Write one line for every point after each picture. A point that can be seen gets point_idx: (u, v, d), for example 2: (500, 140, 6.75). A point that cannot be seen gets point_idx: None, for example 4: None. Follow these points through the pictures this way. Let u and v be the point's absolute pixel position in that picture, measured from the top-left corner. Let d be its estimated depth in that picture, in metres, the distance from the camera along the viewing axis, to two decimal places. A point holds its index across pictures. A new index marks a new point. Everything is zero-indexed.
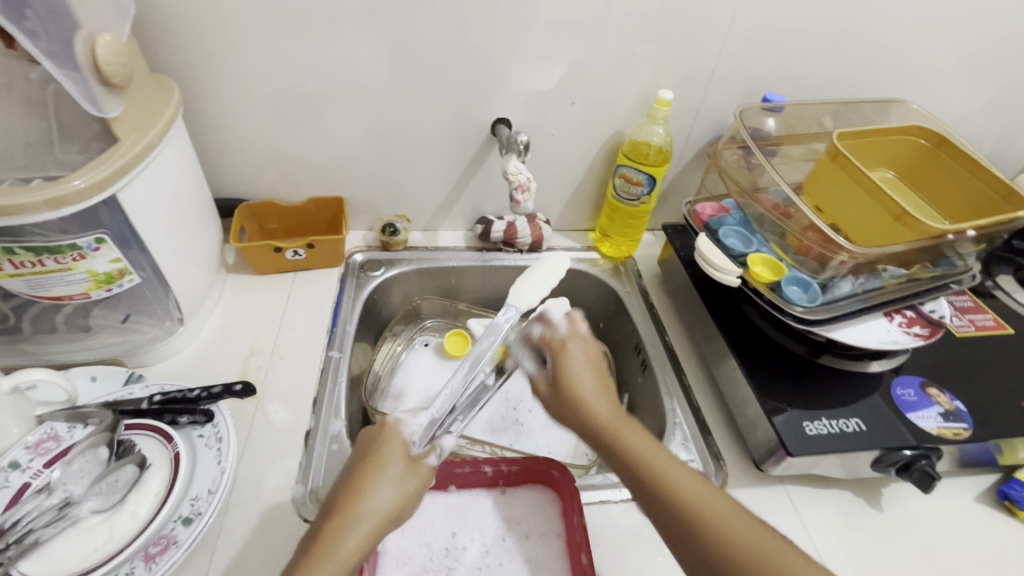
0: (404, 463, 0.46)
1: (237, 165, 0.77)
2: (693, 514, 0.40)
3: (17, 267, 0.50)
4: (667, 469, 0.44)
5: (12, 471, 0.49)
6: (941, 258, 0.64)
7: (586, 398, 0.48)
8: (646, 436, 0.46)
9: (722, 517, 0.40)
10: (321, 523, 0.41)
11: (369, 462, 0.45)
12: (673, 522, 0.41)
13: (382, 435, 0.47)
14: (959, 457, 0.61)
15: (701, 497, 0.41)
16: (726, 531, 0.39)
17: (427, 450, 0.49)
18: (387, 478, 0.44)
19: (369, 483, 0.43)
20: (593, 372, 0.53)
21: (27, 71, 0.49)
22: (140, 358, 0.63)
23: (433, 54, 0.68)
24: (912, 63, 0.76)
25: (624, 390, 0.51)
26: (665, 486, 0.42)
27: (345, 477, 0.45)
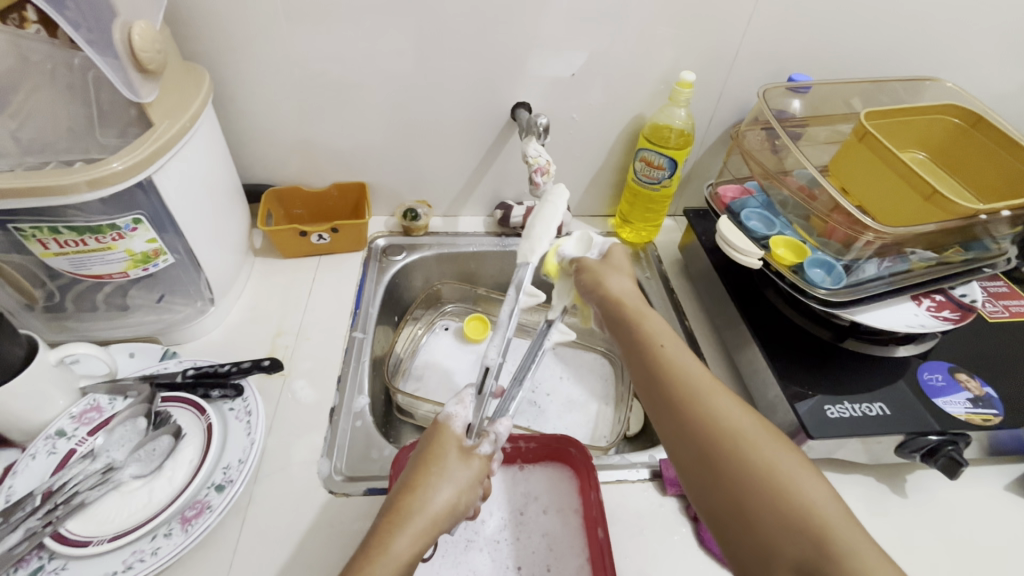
0: (458, 457, 0.46)
1: (264, 151, 0.79)
2: (709, 431, 0.41)
3: (62, 246, 0.53)
4: (674, 409, 0.43)
5: (59, 439, 0.53)
6: (973, 241, 0.62)
7: (626, 298, 0.52)
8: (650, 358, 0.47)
9: (754, 459, 0.39)
10: (381, 522, 0.42)
11: (423, 458, 0.46)
12: (689, 439, 0.42)
13: (437, 436, 0.47)
14: (989, 444, 0.59)
15: (720, 418, 0.41)
16: (763, 479, 0.38)
17: (477, 440, 0.48)
18: (447, 475, 0.45)
19: (437, 479, 0.44)
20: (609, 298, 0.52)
21: (69, 58, 0.51)
22: (174, 335, 0.66)
23: (455, 41, 0.69)
24: (947, 42, 0.74)
25: (645, 312, 0.50)
26: (699, 424, 0.42)
27: (404, 475, 0.46)
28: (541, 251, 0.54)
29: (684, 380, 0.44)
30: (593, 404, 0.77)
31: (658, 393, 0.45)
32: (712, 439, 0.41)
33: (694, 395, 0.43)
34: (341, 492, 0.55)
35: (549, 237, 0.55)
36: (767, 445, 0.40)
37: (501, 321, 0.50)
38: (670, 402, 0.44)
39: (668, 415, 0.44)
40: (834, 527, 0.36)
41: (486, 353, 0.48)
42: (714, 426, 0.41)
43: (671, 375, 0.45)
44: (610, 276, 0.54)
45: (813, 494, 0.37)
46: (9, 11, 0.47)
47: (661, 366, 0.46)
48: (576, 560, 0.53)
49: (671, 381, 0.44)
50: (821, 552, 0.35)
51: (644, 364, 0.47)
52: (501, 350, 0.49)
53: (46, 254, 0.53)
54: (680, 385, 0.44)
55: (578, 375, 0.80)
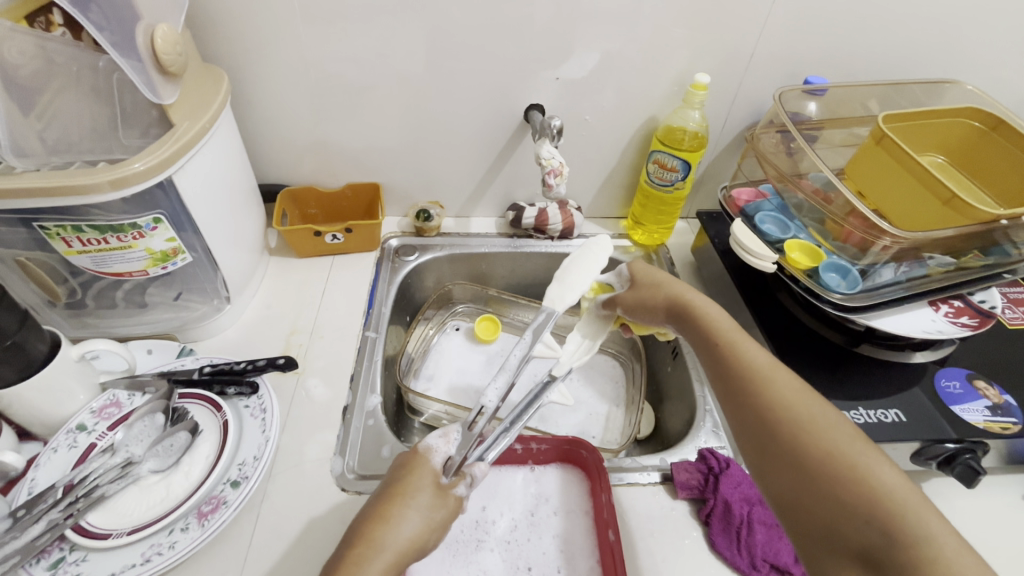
0: (433, 491, 0.44)
1: (280, 151, 0.80)
2: (773, 415, 0.41)
3: (84, 244, 0.54)
4: (741, 395, 0.44)
5: (80, 433, 0.54)
6: (993, 246, 0.61)
7: (692, 296, 0.53)
8: (721, 347, 0.48)
9: (821, 442, 0.39)
10: (346, 551, 0.40)
11: (396, 486, 0.44)
12: (754, 423, 0.42)
13: (414, 465, 0.45)
14: (1008, 452, 0.58)
15: (785, 403, 0.42)
16: (826, 462, 0.37)
17: (454, 479, 0.46)
18: (419, 509, 0.42)
19: (409, 511, 0.42)
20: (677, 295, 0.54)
21: (94, 61, 0.53)
22: (191, 333, 0.67)
23: (467, 44, 0.69)
24: (966, 45, 0.73)
25: (712, 307, 0.52)
26: (765, 409, 0.42)
27: (371, 503, 0.43)
28: (569, 301, 0.54)
29: (755, 368, 0.45)
30: (604, 406, 0.77)
31: (728, 380, 0.46)
32: (781, 423, 0.41)
33: (763, 382, 0.43)
34: (354, 490, 0.56)
35: (581, 288, 0.55)
36: (836, 428, 0.39)
37: (507, 364, 0.51)
38: (737, 388, 0.45)
39: (737, 401, 0.45)
40: (910, 511, 0.34)
41: (485, 394, 0.50)
42: (782, 410, 0.41)
43: (741, 363, 0.46)
44: (669, 285, 0.56)
45: (887, 478, 0.35)
46: (37, 14, 0.48)
47: (730, 357, 0.47)
48: (586, 562, 0.53)
49: (739, 369, 0.45)
50: (890, 537, 0.33)
51: (715, 354, 0.48)
52: (499, 392, 0.50)
53: (69, 252, 0.54)
54: (748, 372, 0.45)
55: (588, 377, 0.80)
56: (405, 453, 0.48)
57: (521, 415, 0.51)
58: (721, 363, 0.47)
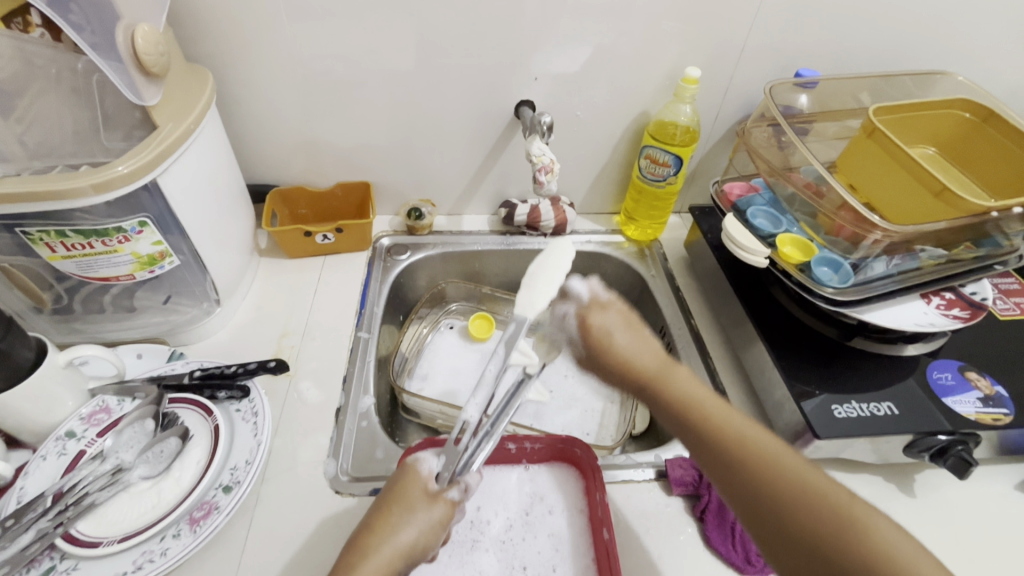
0: (426, 497, 0.45)
1: (268, 151, 0.79)
2: (759, 479, 0.39)
3: (69, 249, 0.53)
4: (721, 461, 0.42)
5: (69, 440, 0.53)
6: (985, 238, 0.60)
7: (640, 360, 0.49)
8: (684, 412, 0.45)
9: (781, 470, 0.39)
10: (347, 553, 0.42)
11: (394, 492, 0.46)
12: (743, 490, 0.40)
13: (406, 473, 0.47)
14: (1000, 443, 0.59)
15: (766, 461, 0.40)
16: (826, 523, 0.36)
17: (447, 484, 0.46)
18: (412, 513, 0.44)
19: (396, 520, 0.44)
20: (621, 363, 0.50)
21: (72, 62, 0.52)
22: (181, 336, 0.67)
23: (456, 40, 0.68)
24: (957, 36, 0.72)
25: (663, 369, 0.48)
26: (749, 473, 0.40)
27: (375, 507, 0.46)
28: (542, 309, 0.46)
29: (723, 427, 0.43)
30: (598, 402, 0.77)
31: (702, 446, 0.43)
32: (769, 486, 0.39)
33: (739, 442, 0.41)
34: (348, 492, 0.55)
35: (551, 292, 0.46)
36: (821, 481, 0.38)
37: (482, 380, 0.45)
38: (713, 454, 0.42)
39: (717, 465, 0.42)
40: (871, 524, 0.36)
41: (465, 410, 0.45)
42: (764, 467, 0.40)
43: (710, 426, 0.43)
44: (618, 330, 0.51)
45: (885, 530, 0.36)
46: (15, 15, 0.48)
47: (697, 417, 0.44)
48: (581, 560, 0.53)
49: (710, 431, 0.43)
50: (864, 555, 0.35)
51: (679, 422, 0.45)
52: (481, 407, 0.45)
53: (53, 257, 0.53)
54: (722, 433, 0.42)
55: (583, 374, 0.80)
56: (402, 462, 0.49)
57: (503, 409, 0.47)
58: (661, 403, 0.47)
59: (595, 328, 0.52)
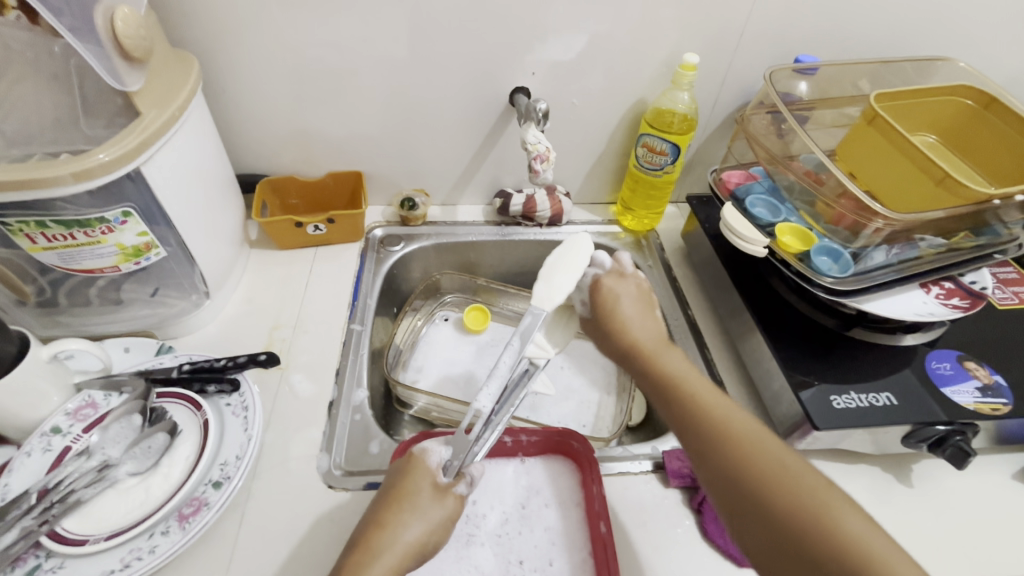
0: (432, 494, 0.45)
1: (257, 139, 0.77)
2: (736, 453, 0.41)
3: (50, 240, 0.51)
4: (700, 437, 0.43)
5: (54, 436, 0.52)
6: (984, 227, 0.60)
7: (641, 338, 0.52)
8: (674, 392, 0.47)
9: (755, 449, 0.41)
10: (347, 556, 0.42)
11: (395, 492, 0.45)
12: (716, 464, 0.42)
13: (410, 469, 0.46)
14: (998, 433, 0.58)
15: (742, 437, 0.42)
16: (790, 494, 0.38)
17: (454, 479, 0.47)
18: (418, 513, 0.44)
19: (401, 521, 0.43)
20: (620, 335, 0.53)
21: (49, 45, 0.49)
22: (169, 330, 0.65)
23: (449, 26, 0.67)
24: (959, 21, 0.71)
25: (662, 350, 0.51)
26: (728, 450, 0.41)
27: (374, 509, 0.45)
28: (559, 303, 0.46)
29: (708, 405, 0.45)
30: (595, 394, 0.76)
31: (684, 421, 0.45)
32: (744, 461, 0.41)
33: (719, 422, 0.43)
34: (341, 487, 0.54)
35: (569, 289, 0.47)
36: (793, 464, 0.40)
37: (497, 368, 0.43)
38: (694, 429, 0.44)
39: (694, 439, 0.44)
40: (833, 512, 0.37)
41: (476, 400, 0.43)
42: (742, 446, 0.41)
43: (696, 403, 0.45)
44: (626, 299, 0.54)
45: (856, 526, 0.36)
46: None
47: (685, 397, 0.46)
48: (578, 554, 0.53)
49: (697, 408, 0.45)
50: (828, 534, 0.36)
51: (667, 398, 0.47)
52: (494, 397, 0.43)
53: (34, 249, 0.52)
54: (704, 414, 0.44)
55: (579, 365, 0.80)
56: (401, 458, 0.48)
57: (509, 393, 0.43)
58: (648, 375, 0.50)
59: (605, 291, 0.54)
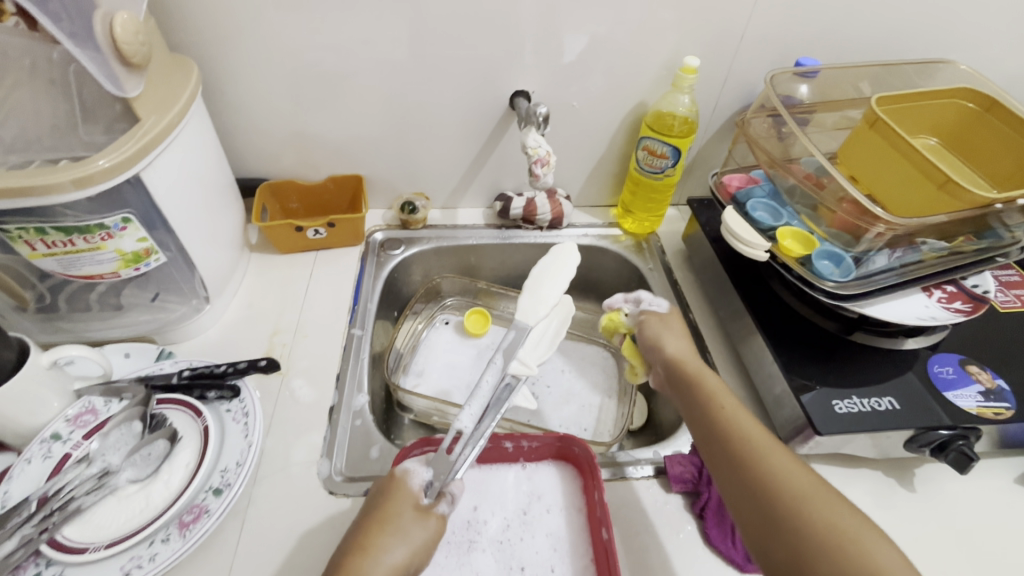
0: (414, 516, 0.44)
1: (258, 143, 0.77)
2: (774, 488, 0.41)
3: (50, 247, 0.51)
4: (741, 467, 0.44)
5: (54, 443, 0.52)
6: (986, 230, 0.60)
7: (685, 363, 0.54)
8: (716, 419, 0.48)
9: (792, 484, 0.41)
10: None
11: (375, 514, 0.44)
12: (755, 497, 0.42)
13: (391, 491, 0.45)
14: (1000, 437, 0.58)
15: (782, 473, 0.42)
16: (829, 532, 0.38)
17: (435, 500, 0.47)
18: (400, 535, 0.43)
19: (383, 543, 0.42)
20: (672, 362, 0.55)
21: (47, 52, 0.49)
22: (170, 335, 0.65)
23: (449, 30, 0.67)
24: (960, 22, 0.71)
25: (709, 378, 0.52)
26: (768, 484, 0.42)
27: (353, 532, 0.44)
28: (542, 313, 0.54)
29: (750, 436, 0.45)
30: (596, 397, 0.76)
31: (725, 451, 0.45)
32: (783, 496, 0.41)
33: (760, 455, 0.44)
34: (342, 493, 0.54)
35: (550, 300, 0.54)
36: (833, 503, 0.40)
37: (480, 389, 0.50)
38: (737, 460, 0.44)
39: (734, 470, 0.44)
40: (865, 545, 0.37)
41: (458, 419, 0.48)
42: (782, 482, 0.41)
43: (738, 434, 0.46)
44: (670, 342, 0.57)
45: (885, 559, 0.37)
46: None
47: (733, 427, 0.46)
48: (580, 560, 0.53)
49: (735, 439, 0.45)
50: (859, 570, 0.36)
51: (708, 424, 0.48)
52: (475, 417, 0.48)
53: (33, 255, 0.52)
54: (745, 445, 0.45)
55: (581, 369, 0.79)
56: (381, 480, 0.48)
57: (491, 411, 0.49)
58: (688, 397, 0.52)
59: (649, 327, 0.60)
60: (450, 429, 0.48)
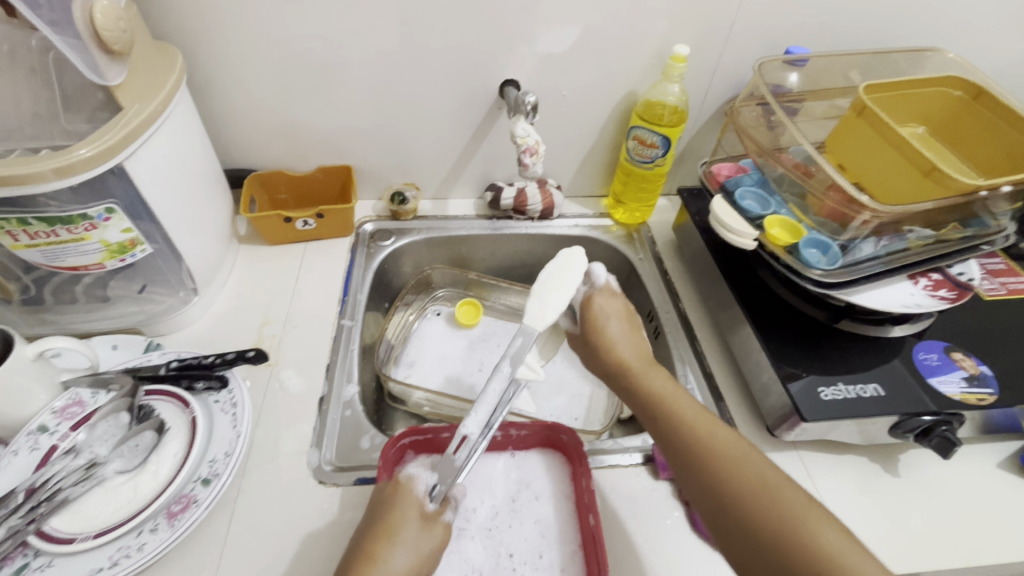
0: (419, 524, 0.45)
1: (245, 133, 0.76)
2: (718, 468, 0.43)
3: (33, 237, 0.51)
4: (687, 449, 0.45)
5: (41, 434, 0.51)
6: (972, 218, 0.60)
7: (628, 354, 0.54)
8: (661, 409, 0.48)
9: (736, 464, 0.42)
10: None
11: (382, 523, 0.45)
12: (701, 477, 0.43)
13: (397, 499, 0.46)
14: (983, 422, 0.59)
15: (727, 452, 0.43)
16: (772, 508, 0.40)
17: (440, 506, 0.47)
18: (407, 544, 0.44)
19: (390, 552, 0.43)
20: (608, 354, 0.54)
21: (26, 39, 0.49)
22: (157, 327, 0.65)
23: (438, 19, 0.66)
24: (949, 11, 0.71)
25: (647, 369, 0.52)
26: (715, 467, 0.43)
27: (359, 540, 0.45)
28: (551, 320, 0.51)
29: (695, 421, 0.46)
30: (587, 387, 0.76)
31: (672, 435, 0.46)
32: (731, 477, 0.42)
33: (706, 440, 0.44)
34: (332, 482, 0.54)
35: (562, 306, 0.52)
36: (780, 483, 0.41)
37: (485, 394, 0.47)
38: (682, 442, 0.45)
39: (682, 455, 0.45)
40: (810, 523, 0.38)
41: (464, 424, 0.46)
42: (728, 463, 0.42)
43: (682, 420, 0.46)
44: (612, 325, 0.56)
45: (830, 539, 0.38)
46: None
47: (676, 415, 0.47)
48: (568, 547, 0.53)
49: (681, 425, 0.46)
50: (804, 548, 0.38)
51: (654, 414, 0.48)
52: (481, 423, 0.46)
53: (16, 245, 0.51)
54: (691, 429, 0.45)
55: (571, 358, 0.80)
56: (384, 487, 0.48)
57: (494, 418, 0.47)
58: (636, 396, 0.51)
59: (595, 309, 0.57)
60: (457, 433, 0.46)
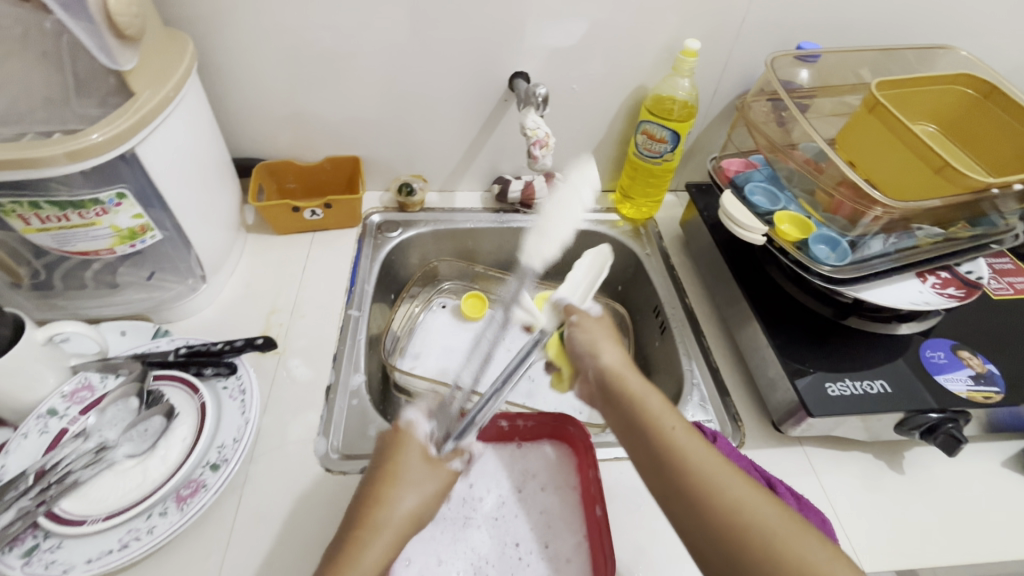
0: (424, 465, 0.46)
1: (254, 122, 0.76)
2: (736, 531, 0.37)
3: (44, 222, 0.51)
4: (702, 512, 0.39)
5: (51, 418, 0.52)
6: (981, 216, 0.60)
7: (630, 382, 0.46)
8: (674, 464, 0.41)
9: (752, 525, 0.37)
10: (346, 534, 0.41)
11: (386, 468, 0.45)
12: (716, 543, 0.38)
13: (400, 442, 0.47)
14: (988, 420, 0.59)
15: (746, 513, 0.38)
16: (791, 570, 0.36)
17: (449, 454, 0.49)
18: (412, 485, 0.44)
19: (397, 494, 0.44)
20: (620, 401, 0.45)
21: (40, 20, 0.49)
22: (165, 314, 0.65)
23: (449, 10, 0.66)
24: (962, 9, 0.71)
25: (661, 413, 0.43)
26: (732, 531, 0.37)
27: (364, 486, 0.45)
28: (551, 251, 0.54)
29: (712, 478, 0.39)
30: None
31: (688, 496, 0.40)
32: (750, 542, 0.37)
33: (725, 500, 0.38)
34: (339, 470, 0.55)
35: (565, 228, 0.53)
36: (796, 539, 0.37)
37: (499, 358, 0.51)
38: (699, 504, 0.39)
39: (696, 516, 0.39)
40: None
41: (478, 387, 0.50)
42: (746, 526, 0.37)
43: (698, 477, 0.40)
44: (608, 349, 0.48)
45: None
46: None
47: (693, 474, 0.40)
48: (573, 537, 0.53)
49: (696, 483, 0.39)
50: None
51: (665, 470, 0.41)
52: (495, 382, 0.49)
53: (27, 230, 0.51)
54: (710, 490, 0.39)
55: None
56: (385, 432, 0.48)
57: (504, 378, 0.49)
58: (643, 446, 0.43)
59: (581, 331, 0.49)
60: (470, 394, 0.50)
